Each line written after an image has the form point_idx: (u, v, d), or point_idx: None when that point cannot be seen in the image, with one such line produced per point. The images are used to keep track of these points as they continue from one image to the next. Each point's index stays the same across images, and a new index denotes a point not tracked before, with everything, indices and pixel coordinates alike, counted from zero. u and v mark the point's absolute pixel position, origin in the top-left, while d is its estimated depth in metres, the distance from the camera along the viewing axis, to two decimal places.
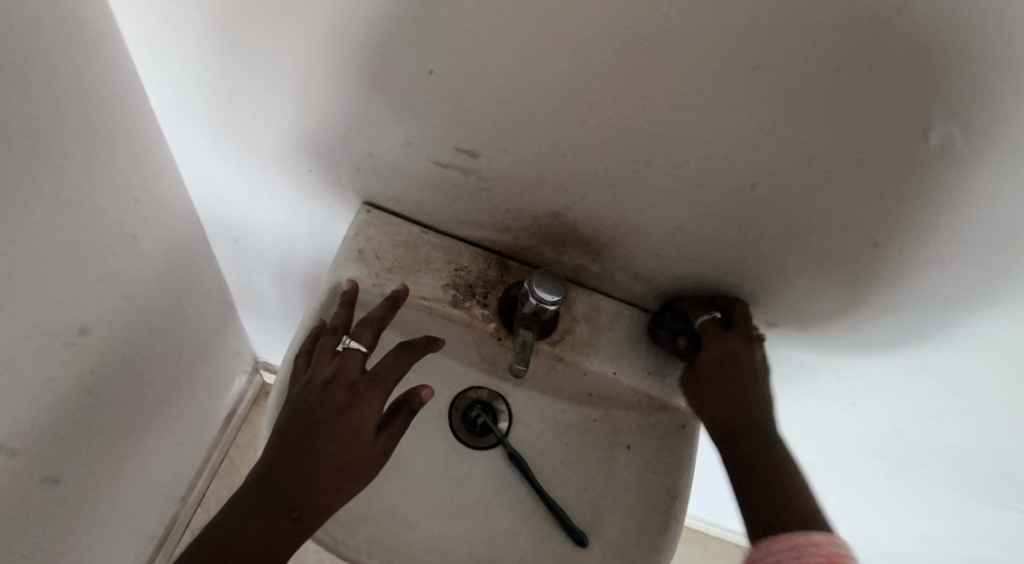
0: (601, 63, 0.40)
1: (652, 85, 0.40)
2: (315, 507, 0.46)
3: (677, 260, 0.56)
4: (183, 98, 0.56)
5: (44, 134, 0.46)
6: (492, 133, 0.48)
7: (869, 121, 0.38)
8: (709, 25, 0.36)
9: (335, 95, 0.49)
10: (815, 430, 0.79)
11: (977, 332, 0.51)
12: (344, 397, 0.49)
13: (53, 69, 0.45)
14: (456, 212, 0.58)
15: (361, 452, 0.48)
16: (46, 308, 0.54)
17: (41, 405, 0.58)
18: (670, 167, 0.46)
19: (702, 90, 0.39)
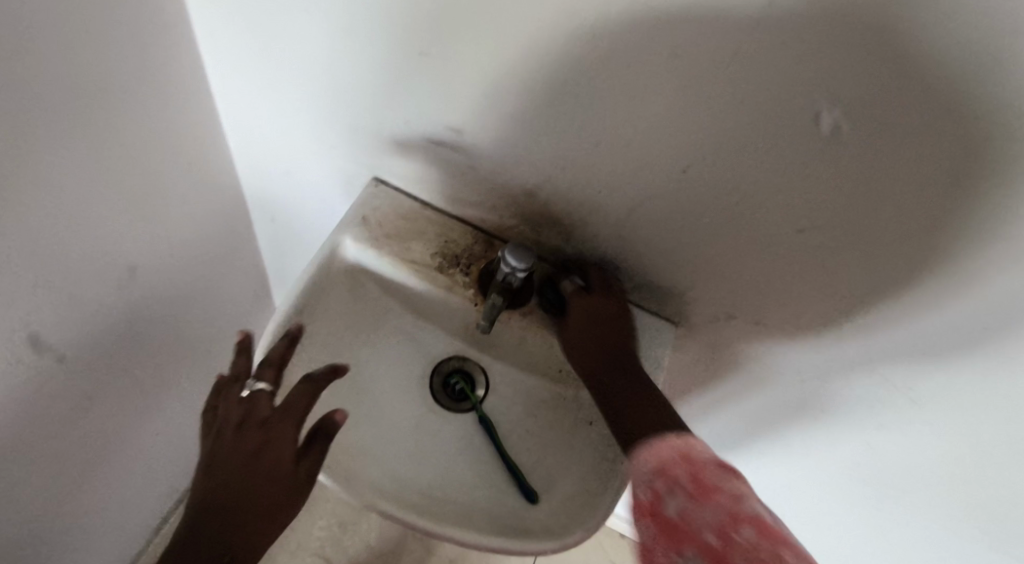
0: (552, 55, 0.47)
1: (592, 72, 0.47)
2: (252, 541, 0.56)
3: (638, 243, 0.63)
4: (236, 77, 0.67)
5: (123, 97, 0.58)
6: (475, 116, 0.57)
7: (768, 108, 0.43)
8: (624, 18, 0.41)
9: (351, 78, 0.60)
10: (791, 437, 0.83)
11: (914, 328, 0.55)
12: (256, 437, 0.57)
13: (139, 46, 0.57)
14: (452, 190, 0.67)
15: (284, 485, 0.57)
16: (105, 241, 0.65)
17: (91, 328, 0.69)
18: (622, 150, 0.53)
19: (627, 77, 0.46)
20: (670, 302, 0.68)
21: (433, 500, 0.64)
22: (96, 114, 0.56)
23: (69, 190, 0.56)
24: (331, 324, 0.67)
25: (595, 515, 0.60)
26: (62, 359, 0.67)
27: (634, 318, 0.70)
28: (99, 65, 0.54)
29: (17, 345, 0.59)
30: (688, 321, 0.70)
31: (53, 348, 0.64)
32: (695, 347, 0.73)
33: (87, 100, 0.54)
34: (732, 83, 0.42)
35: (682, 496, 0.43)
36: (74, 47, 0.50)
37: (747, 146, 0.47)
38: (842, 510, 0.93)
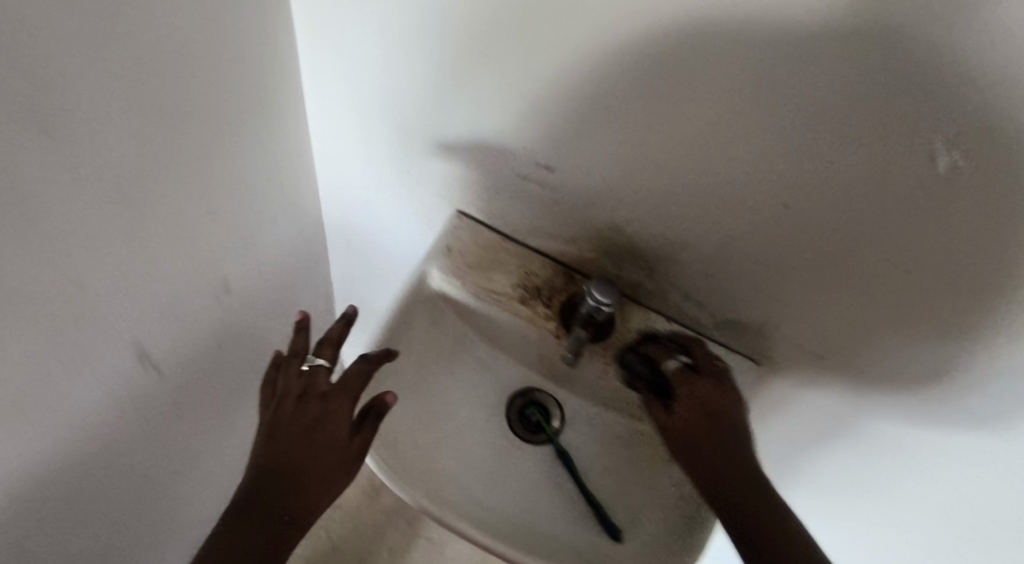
0: (653, 95, 0.47)
1: (691, 110, 0.47)
2: (303, 511, 0.59)
3: (724, 280, 0.61)
4: (331, 105, 0.71)
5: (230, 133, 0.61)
6: (566, 152, 0.58)
7: (878, 145, 0.41)
8: (733, 60, 0.41)
9: (444, 115, 0.62)
10: (868, 485, 0.74)
11: (1006, 363, 0.48)
12: (317, 407, 0.62)
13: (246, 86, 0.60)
14: (535, 223, 0.68)
15: (338, 456, 0.61)
16: (205, 268, 0.68)
17: (188, 347, 0.72)
18: (717, 191, 0.52)
19: (730, 117, 0.45)
20: (754, 343, 0.66)
21: (517, 531, 0.64)
22: (205, 150, 0.59)
23: (177, 221, 0.59)
24: (415, 351, 0.69)
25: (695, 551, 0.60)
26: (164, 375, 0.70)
27: (717, 355, 0.68)
28: (210, 105, 0.57)
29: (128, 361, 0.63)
30: (771, 358, 0.67)
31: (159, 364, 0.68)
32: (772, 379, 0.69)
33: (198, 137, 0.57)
34: (843, 121, 0.41)
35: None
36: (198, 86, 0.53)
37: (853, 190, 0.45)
38: None
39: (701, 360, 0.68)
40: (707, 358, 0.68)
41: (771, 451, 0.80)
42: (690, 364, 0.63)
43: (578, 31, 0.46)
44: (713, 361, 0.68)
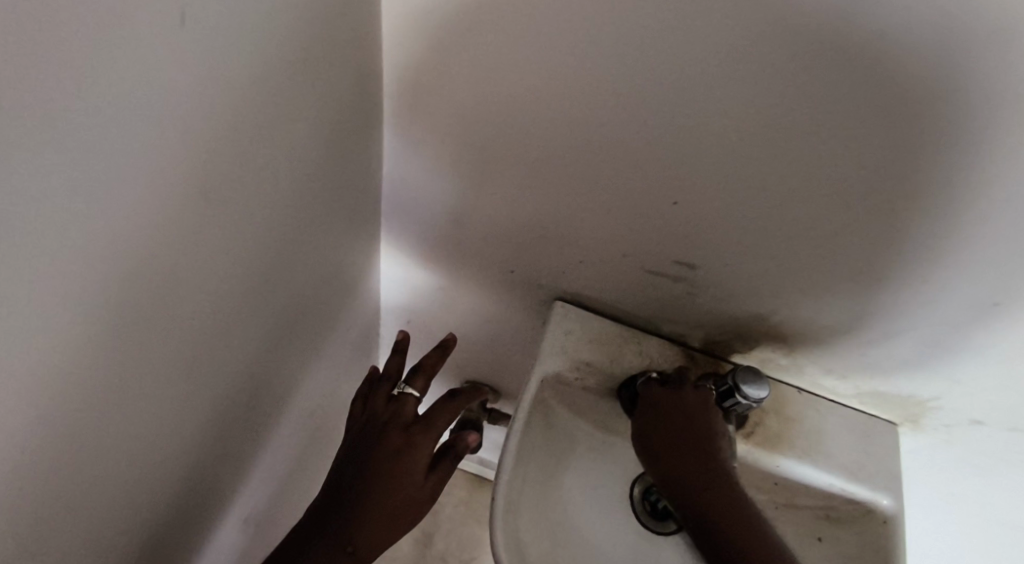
0: (855, 178, 0.43)
1: (901, 192, 0.42)
2: (368, 546, 0.54)
3: (883, 359, 0.57)
4: (410, 205, 0.63)
5: (315, 236, 0.53)
6: (716, 240, 0.52)
7: None
8: (977, 141, 0.37)
9: (563, 207, 0.55)
10: (1011, 458, 0.62)
11: None
12: (399, 440, 0.57)
13: (339, 181, 0.53)
14: (656, 311, 0.62)
15: (412, 493, 0.56)
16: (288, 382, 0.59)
17: (262, 476, 0.62)
18: (895, 282, 0.49)
19: (950, 200, 0.41)
20: (905, 406, 0.62)
21: None
22: (288, 259, 0.50)
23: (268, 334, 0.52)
24: (540, 462, 0.61)
25: None
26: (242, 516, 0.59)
27: (861, 427, 0.64)
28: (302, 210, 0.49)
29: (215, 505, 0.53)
30: (913, 420, 0.64)
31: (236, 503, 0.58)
32: (855, 409, 0.65)
33: (288, 241, 0.49)
34: None
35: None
36: (294, 217, 0.48)
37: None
38: None
39: (845, 430, 0.63)
40: (853, 431, 0.63)
41: (912, 487, 0.73)
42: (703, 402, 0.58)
43: (753, 142, 0.43)
44: (859, 435, 0.63)
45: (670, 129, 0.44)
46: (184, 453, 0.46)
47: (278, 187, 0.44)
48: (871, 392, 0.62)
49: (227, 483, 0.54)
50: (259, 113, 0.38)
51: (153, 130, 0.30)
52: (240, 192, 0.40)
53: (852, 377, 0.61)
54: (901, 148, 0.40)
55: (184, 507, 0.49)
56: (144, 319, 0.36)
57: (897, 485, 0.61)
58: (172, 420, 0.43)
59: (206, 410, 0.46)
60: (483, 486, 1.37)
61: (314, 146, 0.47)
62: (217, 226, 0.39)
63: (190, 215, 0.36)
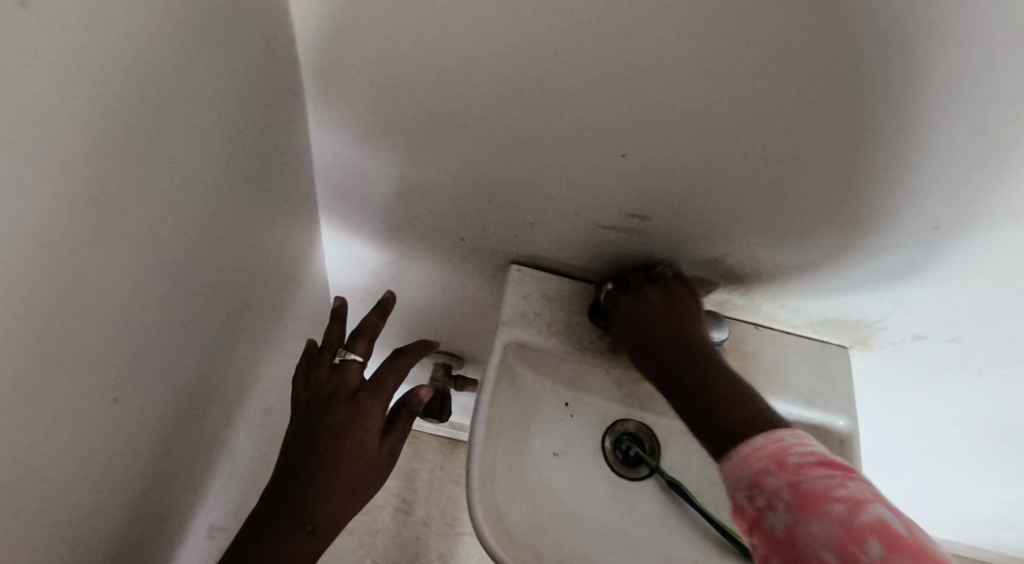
0: (797, 115, 0.42)
1: (843, 125, 0.42)
2: (327, 521, 0.52)
3: (832, 289, 0.58)
4: (345, 180, 0.59)
5: (246, 226, 0.49)
6: (662, 189, 0.51)
7: None
8: (912, 70, 0.37)
9: (507, 168, 0.53)
10: (952, 364, 0.65)
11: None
12: (347, 410, 0.56)
13: (263, 166, 0.49)
14: (612, 265, 0.62)
15: (367, 460, 0.55)
16: (239, 382, 0.56)
17: (225, 482, 0.59)
18: (840, 216, 0.49)
19: (889, 129, 0.41)
20: (855, 330, 0.64)
21: None
22: (218, 256, 0.46)
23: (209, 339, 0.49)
24: (510, 429, 0.61)
25: None
26: (207, 523, 0.57)
27: (815, 354, 0.66)
28: (225, 202, 0.45)
29: (175, 520, 0.51)
30: (863, 342, 0.66)
31: (199, 513, 0.55)
32: (810, 337, 0.67)
33: (213, 238, 0.45)
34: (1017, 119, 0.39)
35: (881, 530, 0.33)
36: (221, 209, 0.45)
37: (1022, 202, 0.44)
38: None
39: (801, 360, 0.65)
40: (808, 359, 0.65)
41: (862, 404, 0.77)
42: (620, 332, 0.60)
43: (694, 87, 0.41)
44: (814, 363, 0.65)
45: (609, 81, 0.42)
46: (138, 472, 0.43)
47: (198, 181, 0.41)
48: (824, 321, 0.64)
49: (190, 494, 0.52)
50: (157, 102, 0.35)
51: (28, 138, 0.27)
52: (156, 190, 0.37)
53: (804, 308, 0.62)
54: (843, 82, 0.39)
55: (145, 525, 0.46)
56: (65, 342, 0.33)
57: (851, 407, 0.64)
58: (116, 442, 0.40)
59: (155, 425, 0.44)
60: (454, 448, 1.38)
61: (231, 131, 0.43)
62: (133, 231, 0.36)
63: (99, 227, 0.33)
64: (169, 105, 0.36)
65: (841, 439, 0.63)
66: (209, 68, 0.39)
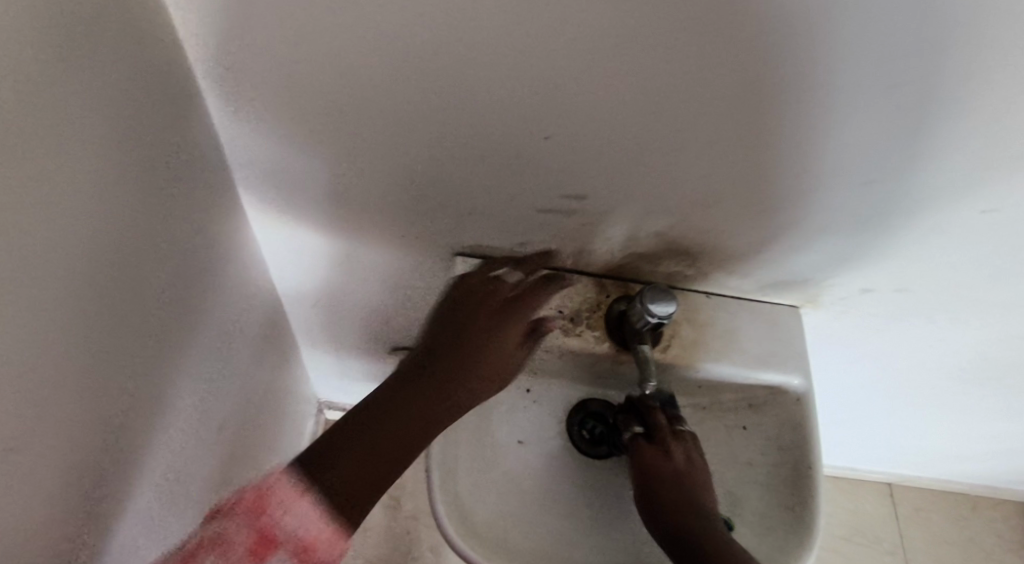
0: (714, 86, 0.41)
1: (761, 94, 0.41)
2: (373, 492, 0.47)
3: (776, 252, 0.58)
4: (271, 184, 0.57)
5: (166, 248, 0.47)
6: (593, 170, 0.50)
7: (959, 94, 0.40)
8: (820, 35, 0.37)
9: (433, 159, 0.51)
10: (900, 312, 0.66)
11: (951, 174, 0.47)
12: (482, 336, 0.57)
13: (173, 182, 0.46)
14: (557, 246, 0.61)
15: (422, 426, 0.52)
16: (183, 408, 0.54)
17: (181, 508, 0.58)
18: (772, 180, 0.49)
19: (807, 94, 0.41)
20: (804, 289, 0.64)
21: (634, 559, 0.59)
22: (138, 282, 0.44)
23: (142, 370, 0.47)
24: (469, 424, 0.60)
25: (815, 509, 0.60)
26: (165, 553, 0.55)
27: (766, 316, 0.66)
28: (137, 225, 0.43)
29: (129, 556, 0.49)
30: (812, 301, 0.66)
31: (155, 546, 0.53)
32: (763, 297, 0.67)
33: (129, 267, 0.43)
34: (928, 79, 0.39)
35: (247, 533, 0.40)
36: (135, 232, 0.43)
37: (948, 154, 0.45)
38: (978, 357, 0.75)
39: (754, 324, 0.65)
40: (760, 322, 0.65)
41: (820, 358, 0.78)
42: (643, 432, 0.60)
43: (609, 64, 0.40)
44: (768, 327, 0.65)
45: (522, 64, 0.41)
46: (82, 523, 0.41)
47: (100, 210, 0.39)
48: (774, 283, 0.64)
49: (140, 528, 0.50)
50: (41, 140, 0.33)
51: None
52: (55, 230, 0.35)
53: (753, 273, 0.62)
54: (758, 50, 0.38)
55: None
56: None
57: (806, 364, 0.64)
58: (61, 500, 0.38)
59: (100, 471, 0.42)
60: None
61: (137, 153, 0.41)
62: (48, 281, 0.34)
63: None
64: (69, 135, 0.34)
65: (798, 397, 0.64)
66: (103, 89, 0.36)
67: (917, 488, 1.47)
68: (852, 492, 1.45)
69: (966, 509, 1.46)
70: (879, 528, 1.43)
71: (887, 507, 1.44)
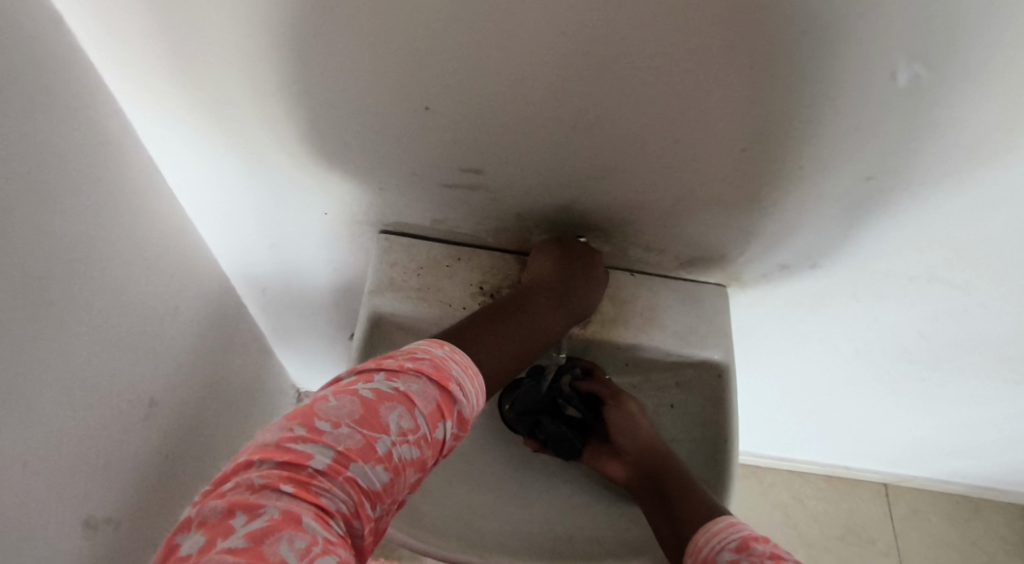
0: (572, 56, 0.41)
1: (621, 65, 0.42)
2: None
3: (687, 228, 0.58)
4: (185, 167, 0.58)
5: (73, 226, 0.49)
6: (489, 148, 0.51)
7: (814, 61, 0.40)
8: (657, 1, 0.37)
9: (334, 139, 0.52)
10: (829, 288, 0.66)
11: (835, 145, 0.46)
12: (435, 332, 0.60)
13: (74, 162, 0.48)
14: (474, 222, 0.61)
15: None
16: (110, 386, 0.56)
17: (117, 482, 0.60)
18: (660, 153, 0.49)
19: (665, 64, 0.41)
20: (723, 267, 0.64)
21: (553, 534, 0.59)
22: (37, 255, 0.46)
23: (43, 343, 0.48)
24: None
25: (727, 482, 0.63)
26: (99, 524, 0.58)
27: (690, 294, 0.66)
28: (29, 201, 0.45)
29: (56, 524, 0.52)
30: (738, 280, 0.66)
31: (88, 517, 0.56)
32: (689, 275, 0.66)
33: (21, 242, 0.44)
34: (778, 47, 0.39)
35: (401, 407, 0.47)
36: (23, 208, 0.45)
37: (822, 123, 0.44)
38: (924, 337, 0.74)
39: (675, 302, 0.66)
40: (683, 300, 0.66)
41: (760, 333, 0.78)
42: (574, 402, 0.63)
43: (467, 37, 0.41)
44: (689, 304, 0.65)
45: (387, 40, 0.42)
46: None
47: None
48: (693, 261, 0.64)
49: (66, 499, 0.53)
50: None
51: None
52: None
53: (669, 251, 0.62)
54: (596, 13, 0.38)
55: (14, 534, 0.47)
56: None
57: (728, 340, 0.65)
58: None
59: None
60: None
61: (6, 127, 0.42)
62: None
63: None
64: None
65: (719, 373, 0.65)
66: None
67: (913, 488, 1.44)
68: (844, 491, 1.43)
69: (963, 508, 1.43)
70: (873, 528, 1.41)
71: (879, 507, 1.42)
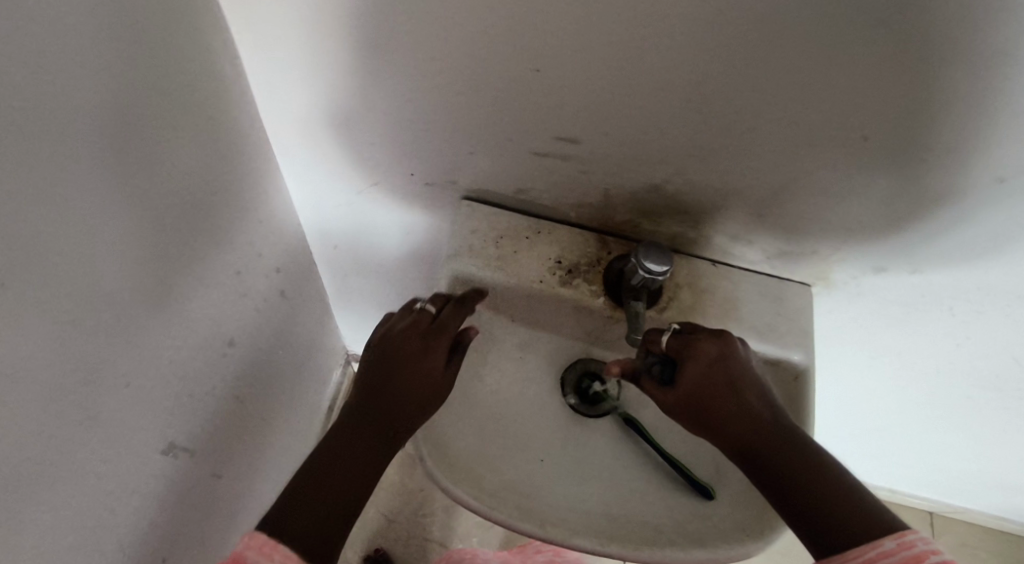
0: (706, 25, 0.40)
1: (756, 38, 0.40)
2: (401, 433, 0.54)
3: (782, 218, 0.56)
4: (287, 117, 0.59)
5: (183, 164, 0.51)
6: (593, 118, 0.50)
7: (970, 45, 0.37)
8: None
9: (434, 98, 0.52)
10: (922, 297, 0.62)
11: (971, 140, 0.43)
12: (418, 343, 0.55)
13: (189, 102, 0.50)
14: (558, 195, 0.61)
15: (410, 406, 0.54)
16: (200, 321, 0.59)
17: (197, 413, 0.62)
18: (773, 135, 0.47)
19: (806, 39, 0.39)
20: (812, 265, 0.62)
21: (608, 516, 0.59)
22: (152, 187, 0.48)
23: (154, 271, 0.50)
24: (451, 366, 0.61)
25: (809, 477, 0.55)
26: (178, 452, 0.60)
27: (772, 290, 0.64)
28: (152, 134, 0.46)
29: (145, 447, 0.54)
30: (824, 279, 0.64)
31: (170, 443, 0.58)
32: (772, 266, 0.64)
33: (141, 172, 0.46)
34: (935, 28, 0.36)
35: None
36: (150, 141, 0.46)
37: (962, 116, 0.42)
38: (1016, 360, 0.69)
39: (757, 296, 0.63)
40: (765, 294, 0.63)
41: (836, 339, 0.75)
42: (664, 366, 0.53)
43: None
44: (770, 298, 0.63)
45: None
46: (86, 399, 0.45)
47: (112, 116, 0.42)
48: (785, 254, 0.61)
49: (157, 423, 0.55)
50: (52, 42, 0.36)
51: None
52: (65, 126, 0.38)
53: (758, 243, 0.60)
54: None
55: (110, 450, 0.49)
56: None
57: (811, 341, 0.62)
58: (59, 369, 0.42)
59: (98, 360, 0.46)
60: None
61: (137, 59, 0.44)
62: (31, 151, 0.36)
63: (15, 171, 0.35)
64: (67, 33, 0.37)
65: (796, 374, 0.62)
66: None
67: (966, 523, 1.37)
68: None
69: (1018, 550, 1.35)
70: None
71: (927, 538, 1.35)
